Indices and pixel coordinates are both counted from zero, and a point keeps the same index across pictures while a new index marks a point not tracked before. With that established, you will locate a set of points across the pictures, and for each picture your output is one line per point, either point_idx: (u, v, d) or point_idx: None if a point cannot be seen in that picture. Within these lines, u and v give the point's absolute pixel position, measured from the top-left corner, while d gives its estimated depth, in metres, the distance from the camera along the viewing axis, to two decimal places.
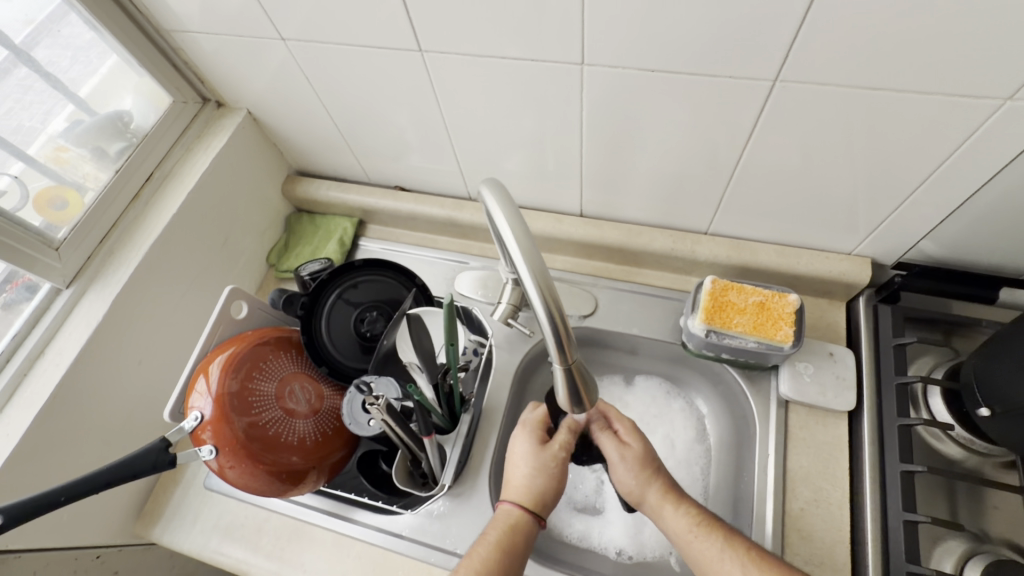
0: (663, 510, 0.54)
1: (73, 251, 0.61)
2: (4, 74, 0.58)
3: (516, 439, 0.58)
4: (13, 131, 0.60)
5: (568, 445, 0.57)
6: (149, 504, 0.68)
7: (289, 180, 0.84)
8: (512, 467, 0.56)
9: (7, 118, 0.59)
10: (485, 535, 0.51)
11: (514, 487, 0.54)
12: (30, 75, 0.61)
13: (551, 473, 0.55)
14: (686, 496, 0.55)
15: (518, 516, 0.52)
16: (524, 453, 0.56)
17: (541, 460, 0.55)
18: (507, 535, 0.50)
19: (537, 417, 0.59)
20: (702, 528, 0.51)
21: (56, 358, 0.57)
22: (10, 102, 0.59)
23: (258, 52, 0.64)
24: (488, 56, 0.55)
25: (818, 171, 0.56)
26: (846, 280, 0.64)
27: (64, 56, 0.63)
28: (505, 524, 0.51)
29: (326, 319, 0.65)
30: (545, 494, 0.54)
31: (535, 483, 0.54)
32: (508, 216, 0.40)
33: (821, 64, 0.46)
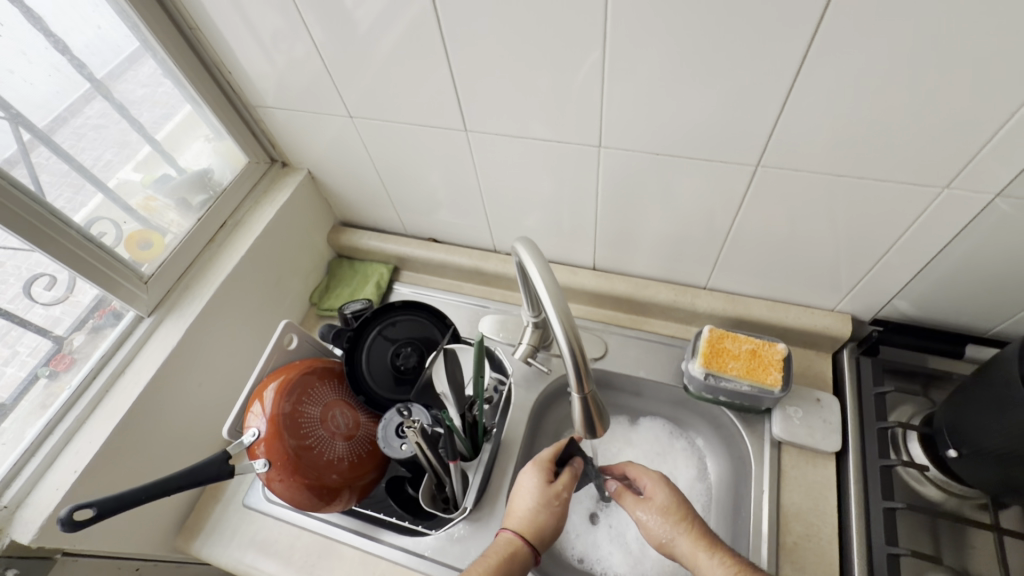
0: (699, 558, 0.55)
1: (157, 284, 0.70)
2: (60, 122, 0.64)
3: (525, 472, 0.62)
4: (64, 175, 0.64)
5: (572, 486, 0.61)
6: (189, 520, 0.73)
7: (334, 229, 0.95)
8: (517, 497, 0.61)
9: (59, 163, 0.64)
10: (484, 555, 0.55)
11: (516, 516, 0.59)
12: (84, 123, 0.67)
13: (553, 510, 0.59)
14: (723, 545, 0.56)
15: (516, 544, 0.56)
16: (529, 488, 0.60)
17: (544, 496, 0.59)
18: (503, 559, 0.55)
19: (547, 456, 0.63)
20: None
21: (135, 377, 0.65)
22: (67, 147, 0.65)
23: (325, 123, 0.75)
24: (520, 134, 0.66)
25: (802, 237, 0.65)
26: (830, 333, 0.72)
27: (114, 110, 0.71)
28: (502, 549, 0.56)
29: (366, 351, 0.73)
30: (543, 528, 0.58)
31: (535, 514, 0.58)
32: (539, 267, 0.49)
33: (796, 153, 0.56)
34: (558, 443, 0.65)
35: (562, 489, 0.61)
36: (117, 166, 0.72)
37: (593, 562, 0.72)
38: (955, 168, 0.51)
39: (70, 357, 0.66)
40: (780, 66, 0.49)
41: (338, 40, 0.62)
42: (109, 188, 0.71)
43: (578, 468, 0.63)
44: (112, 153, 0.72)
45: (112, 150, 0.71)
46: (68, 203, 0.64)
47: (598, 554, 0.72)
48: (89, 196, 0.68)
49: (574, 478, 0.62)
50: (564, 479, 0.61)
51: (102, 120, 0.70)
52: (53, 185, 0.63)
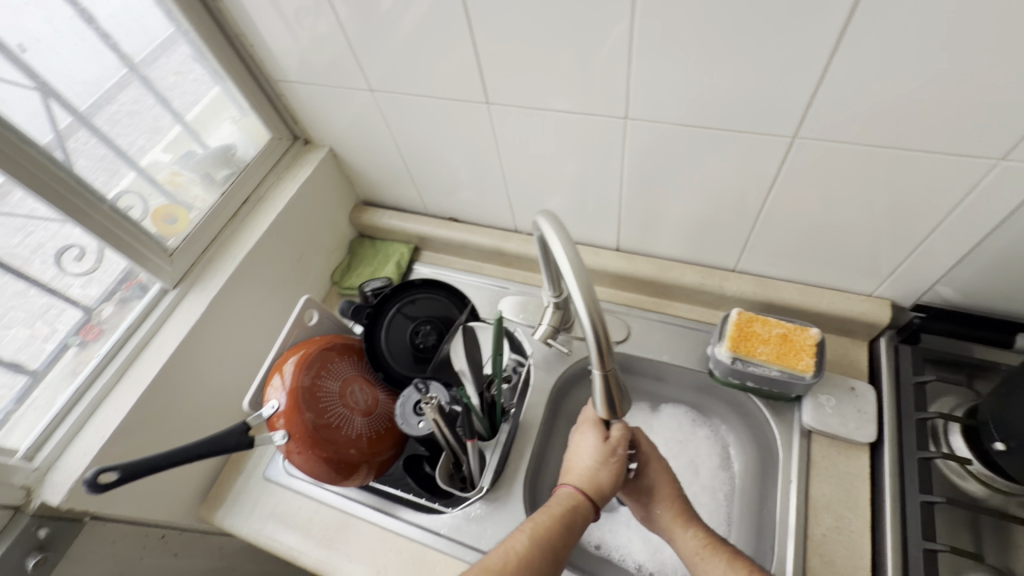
0: (671, 533, 0.58)
1: (181, 258, 0.71)
2: (97, 108, 0.66)
3: (581, 432, 0.60)
4: (99, 163, 0.65)
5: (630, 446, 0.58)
6: (213, 490, 0.75)
7: (356, 208, 0.95)
8: (573, 453, 0.60)
9: (94, 150, 0.65)
10: (547, 508, 0.55)
11: (575, 473, 0.57)
12: (118, 110, 0.69)
13: (614, 468, 0.57)
14: (694, 518, 0.59)
15: (576, 500, 0.55)
16: (588, 447, 0.58)
17: (604, 455, 0.57)
18: (566, 514, 0.54)
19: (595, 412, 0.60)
20: (705, 551, 0.55)
21: (160, 347, 0.66)
22: (99, 133, 0.66)
23: (346, 97, 0.74)
24: (543, 108, 0.64)
25: (839, 217, 0.62)
26: (867, 320, 0.68)
27: (150, 96, 0.72)
28: (562, 501, 0.55)
29: (385, 329, 0.73)
30: (604, 487, 0.56)
31: (595, 471, 0.57)
32: (563, 243, 0.47)
33: (837, 124, 0.52)
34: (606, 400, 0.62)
35: (618, 446, 0.58)
36: (147, 149, 0.73)
37: (611, 549, 0.70)
38: (1011, 138, 0.47)
39: (99, 327, 0.68)
40: (823, 26, 0.45)
41: (358, 12, 0.61)
42: (141, 166, 0.72)
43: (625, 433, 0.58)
44: (144, 138, 0.73)
45: (143, 134, 0.73)
46: (104, 183, 0.66)
47: (616, 541, 0.71)
48: (121, 177, 0.69)
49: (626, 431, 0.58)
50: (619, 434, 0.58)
51: (136, 106, 0.71)
52: (92, 169, 0.64)
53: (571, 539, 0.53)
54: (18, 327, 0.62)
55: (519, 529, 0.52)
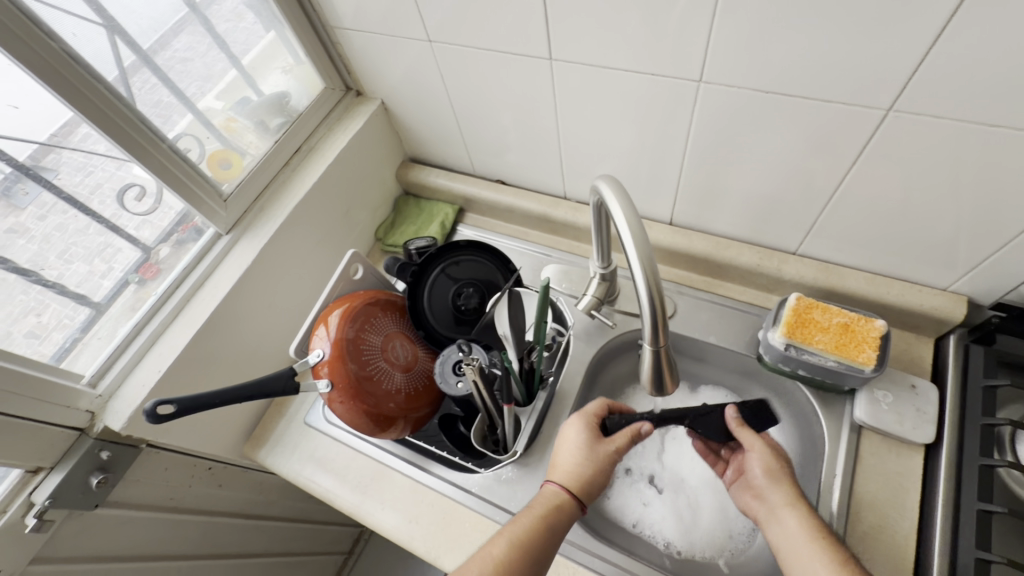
0: (782, 512, 0.54)
1: (235, 204, 0.72)
2: (153, 54, 0.66)
3: (571, 424, 0.60)
4: (157, 105, 0.66)
5: (625, 447, 0.57)
6: (257, 430, 0.78)
7: (403, 165, 0.94)
8: (562, 452, 0.58)
9: (153, 93, 0.65)
10: (530, 508, 0.53)
11: (562, 469, 0.57)
12: (172, 56, 0.68)
13: (602, 467, 0.56)
14: (812, 508, 0.54)
15: (563, 498, 0.54)
16: (576, 441, 0.58)
17: (592, 453, 0.57)
18: (550, 512, 0.53)
19: (594, 411, 0.61)
20: (819, 541, 0.50)
21: (213, 290, 0.68)
22: (156, 78, 0.66)
23: (402, 47, 0.72)
24: (610, 68, 0.60)
25: (924, 203, 0.57)
26: (938, 315, 0.64)
27: (206, 40, 0.72)
28: (545, 501, 0.54)
29: (429, 288, 0.72)
30: (589, 484, 0.56)
31: (581, 469, 0.56)
32: (624, 210, 0.45)
33: (939, 98, 0.47)
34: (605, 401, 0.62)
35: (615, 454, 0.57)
36: (201, 95, 0.73)
37: (644, 527, 0.70)
38: None
39: (157, 267, 0.70)
40: None
41: None
42: (198, 110, 0.72)
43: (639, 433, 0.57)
44: (200, 84, 0.73)
45: (195, 82, 0.72)
46: (164, 123, 0.66)
47: (649, 519, 0.71)
48: (179, 119, 0.69)
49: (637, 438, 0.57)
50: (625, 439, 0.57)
51: (188, 54, 0.70)
52: (151, 111, 0.65)
53: (551, 542, 0.51)
54: (80, 262, 0.64)
55: (503, 529, 0.52)
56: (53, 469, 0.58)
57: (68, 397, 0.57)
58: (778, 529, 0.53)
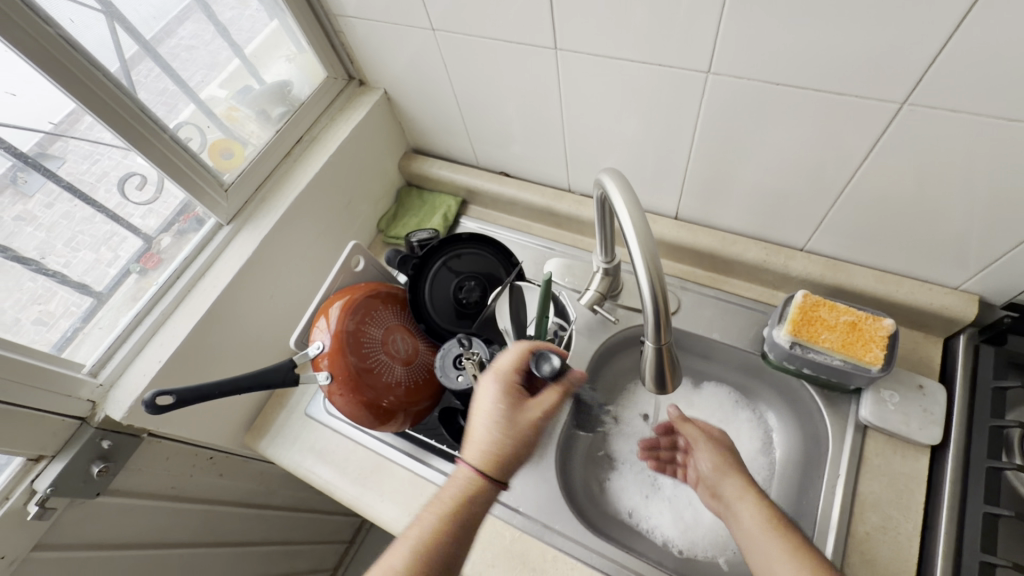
0: (737, 504, 0.60)
1: (236, 194, 0.72)
2: (158, 42, 0.65)
3: (486, 386, 0.53)
4: (160, 94, 0.65)
5: (550, 409, 0.52)
6: (258, 420, 0.78)
7: (406, 156, 0.93)
8: (476, 419, 0.52)
9: (156, 82, 0.65)
10: (440, 498, 0.50)
11: (475, 445, 0.51)
12: (177, 45, 0.68)
13: (519, 437, 0.50)
14: (763, 495, 0.59)
15: (474, 481, 0.49)
16: (490, 408, 0.51)
17: (507, 422, 0.51)
18: (462, 502, 0.49)
19: (509, 367, 0.53)
20: (770, 524, 0.55)
21: (214, 281, 0.67)
22: (159, 68, 0.65)
23: (406, 36, 0.71)
24: (617, 58, 0.59)
25: (937, 200, 0.55)
26: (948, 314, 0.63)
27: (209, 28, 0.71)
28: (460, 483, 0.50)
29: (430, 282, 0.72)
30: (506, 459, 0.50)
31: (501, 446, 0.50)
32: (628, 204, 0.44)
33: (957, 91, 0.46)
34: (523, 350, 0.54)
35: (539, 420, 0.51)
36: (205, 84, 0.72)
37: (641, 519, 0.70)
38: None
39: (158, 256, 0.70)
40: None
41: None
42: (200, 98, 0.72)
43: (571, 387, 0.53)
44: (203, 72, 0.72)
45: (198, 70, 0.71)
46: (166, 112, 0.66)
47: (647, 513, 0.71)
48: (181, 108, 0.69)
49: (564, 395, 0.53)
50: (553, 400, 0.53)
51: (193, 41, 0.70)
52: (154, 100, 0.64)
53: (467, 530, 0.49)
54: (85, 250, 0.64)
55: (419, 519, 0.49)
56: (55, 457, 0.58)
57: (69, 386, 0.57)
58: (737, 522, 0.59)
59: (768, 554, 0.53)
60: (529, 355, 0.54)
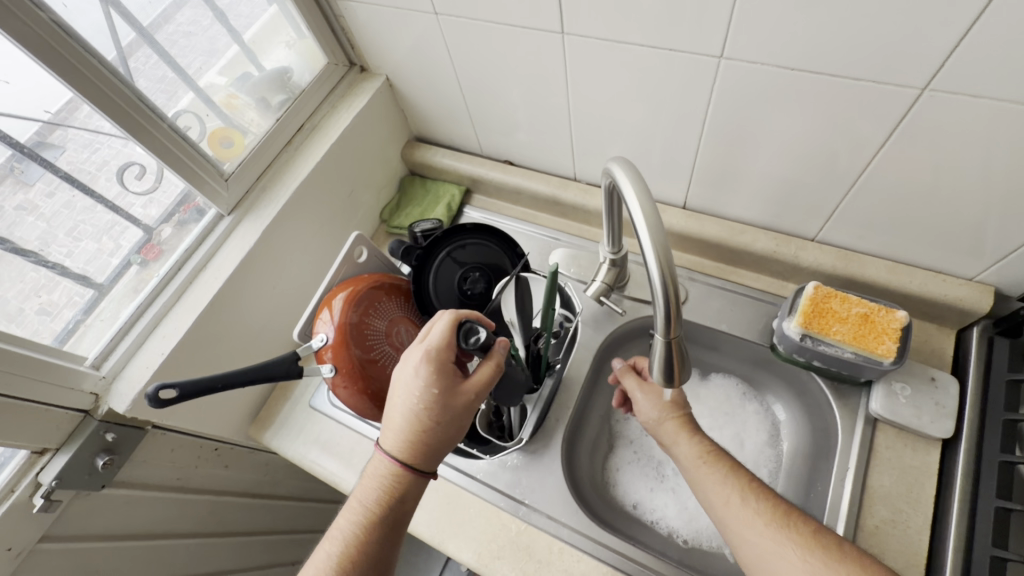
0: (673, 447, 0.56)
1: (236, 184, 0.71)
2: (156, 27, 0.64)
3: (410, 370, 0.51)
4: (159, 81, 0.64)
5: (479, 389, 0.52)
6: (263, 412, 0.78)
7: (409, 144, 0.92)
8: (400, 404, 0.51)
9: (155, 69, 0.63)
10: (371, 485, 0.51)
11: (401, 433, 0.51)
12: (175, 30, 0.66)
13: (447, 423, 0.51)
14: (700, 430, 0.57)
15: (402, 466, 0.51)
16: (416, 397, 0.50)
17: (433, 411, 0.50)
18: (393, 487, 0.51)
19: (433, 351, 0.50)
20: (706, 461, 0.54)
21: (215, 273, 0.67)
22: (158, 55, 0.64)
23: (406, 22, 0.69)
24: (625, 42, 0.57)
25: (955, 189, 0.54)
26: (962, 306, 0.61)
27: (207, 14, 0.70)
28: (393, 465, 0.51)
29: (434, 273, 0.70)
30: (434, 444, 0.51)
31: (433, 425, 0.50)
32: (639, 195, 0.43)
33: (981, 77, 0.44)
34: (447, 329, 0.51)
35: (470, 396, 0.52)
36: (204, 71, 0.71)
37: (647, 510, 0.70)
38: None
39: (159, 247, 0.69)
40: None
41: None
42: (199, 86, 0.70)
43: (496, 362, 0.53)
44: (202, 59, 0.70)
45: (198, 56, 0.70)
46: (165, 101, 0.65)
47: (653, 505, 0.70)
48: (180, 96, 0.67)
49: (497, 368, 0.53)
50: (484, 373, 0.53)
51: (191, 27, 0.68)
52: (152, 88, 0.63)
53: (406, 503, 0.51)
54: (87, 240, 0.64)
55: (357, 494, 0.51)
56: (59, 450, 0.58)
57: (72, 379, 0.57)
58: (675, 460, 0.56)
59: (709, 493, 0.52)
60: (458, 328, 0.51)
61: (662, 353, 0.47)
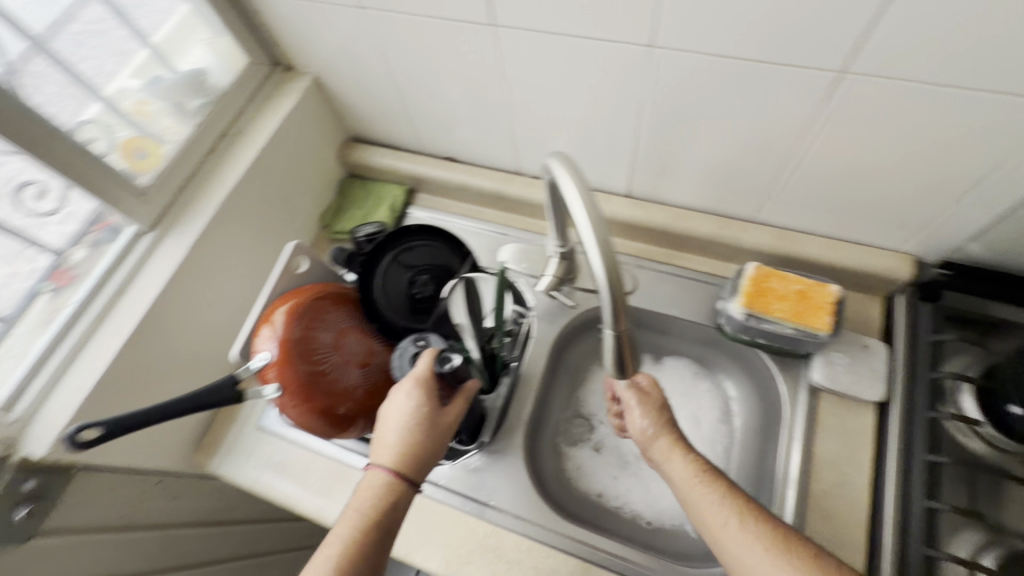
0: (668, 464, 0.54)
1: (155, 198, 0.65)
2: (58, 28, 0.59)
3: (402, 391, 0.53)
4: (57, 89, 0.58)
5: (460, 411, 0.56)
6: (208, 438, 0.74)
7: (345, 145, 0.88)
8: (393, 423, 0.52)
9: (52, 76, 0.58)
10: (362, 506, 0.50)
11: (394, 451, 0.52)
12: (82, 30, 0.61)
13: (436, 440, 0.53)
14: (692, 447, 0.55)
15: (395, 485, 0.51)
16: (410, 414, 0.52)
17: (427, 428, 0.53)
18: (386, 507, 0.50)
19: (426, 372, 0.53)
20: (704, 481, 0.52)
21: (139, 296, 0.62)
22: (59, 65, 0.58)
23: (327, 19, 0.66)
24: (555, 33, 0.56)
25: (876, 166, 0.57)
26: (888, 276, 0.65)
27: (111, 13, 0.63)
28: (385, 483, 0.50)
29: (381, 278, 0.67)
30: (423, 463, 0.53)
31: (424, 443, 0.53)
32: (578, 189, 0.43)
33: (892, 60, 0.46)
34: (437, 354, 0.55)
35: (453, 417, 0.55)
36: (114, 76, 0.65)
37: (612, 498, 0.71)
38: None
39: (72, 273, 0.63)
40: None
41: None
42: (106, 96, 0.64)
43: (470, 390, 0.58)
44: (112, 62, 0.65)
45: (113, 56, 0.65)
46: (68, 113, 0.59)
47: (617, 491, 0.71)
48: (83, 105, 0.61)
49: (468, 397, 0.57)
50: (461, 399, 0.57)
51: (100, 26, 0.63)
52: (54, 99, 0.58)
53: (398, 518, 0.51)
54: None
55: (349, 510, 0.50)
56: None
57: None
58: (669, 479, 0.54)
59: (709, 517, 0.50)
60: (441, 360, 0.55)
61: (618, 347, 0.47)
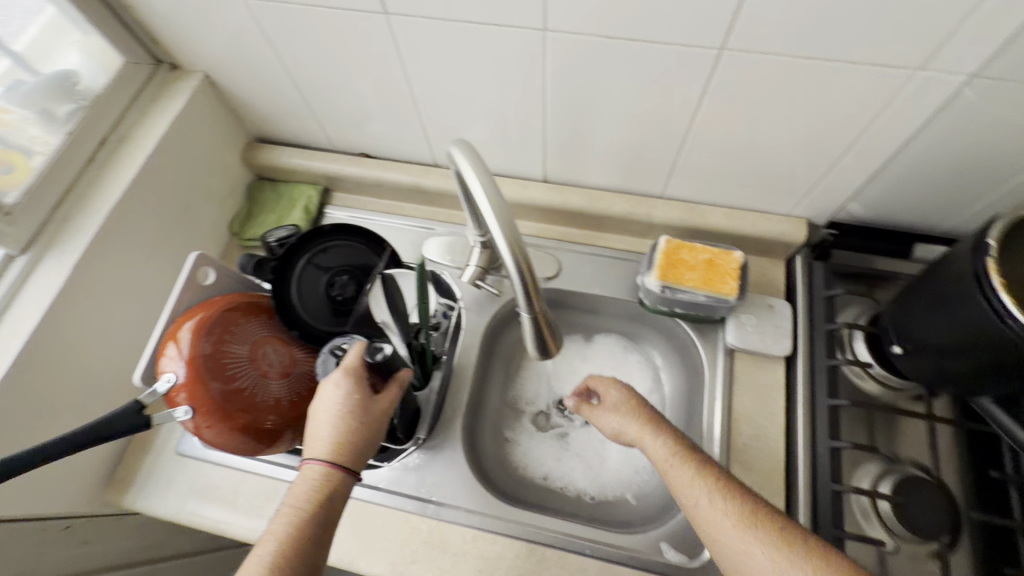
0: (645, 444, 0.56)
1: (25, 217, 0.59)
2: None
3: (332, 382, 0.52)
4: None
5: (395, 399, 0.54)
6: (120, 472, 0.68)
7: (248, 147, 0.83)
8: (323, 415, 0.50)
9: None
10: (297, 503, 0.47)
11: (327, 443, 0.50)
12: None
13: (371, 429, 0.52)
14: (670, 428, 0.57)
15: (330, 478, 0.49)
16: (341, 404, 0.50)
17: (360, 416, 0.51)
18: (322, 502, 0.48)
19: (356, 361, 0.52)
20: (680, 458, 0.53)
21: (15, 326, 0.56)
22: None
23: (210, 14, 0.62)
24: (452, 20, 0.56)
25: (763, 136, 0.61)
26: (785, 239, 0.70)
27: None
28: (320, 477, 0.49)
29: (297, 283, 0.65)
30: (359, 454, 0.51)
31: (359, 433, 0.51)
32: (478, 173, 0.43)
33: (764, 36, 0.49)
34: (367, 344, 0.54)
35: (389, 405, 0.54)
36: None
37: (556, 479, 0.72)
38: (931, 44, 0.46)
39: None
40: None
41: None
42: None
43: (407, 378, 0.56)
44: None
45: None
46: None
47: (559, 471, 0.72)
48: None
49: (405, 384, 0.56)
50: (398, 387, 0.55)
51: None
52: None
53: (337, 510, 0.49)
54: None
55: (284, 507, 0.47)
56: None
57: None
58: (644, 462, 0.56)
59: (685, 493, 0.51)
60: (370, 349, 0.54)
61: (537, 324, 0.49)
